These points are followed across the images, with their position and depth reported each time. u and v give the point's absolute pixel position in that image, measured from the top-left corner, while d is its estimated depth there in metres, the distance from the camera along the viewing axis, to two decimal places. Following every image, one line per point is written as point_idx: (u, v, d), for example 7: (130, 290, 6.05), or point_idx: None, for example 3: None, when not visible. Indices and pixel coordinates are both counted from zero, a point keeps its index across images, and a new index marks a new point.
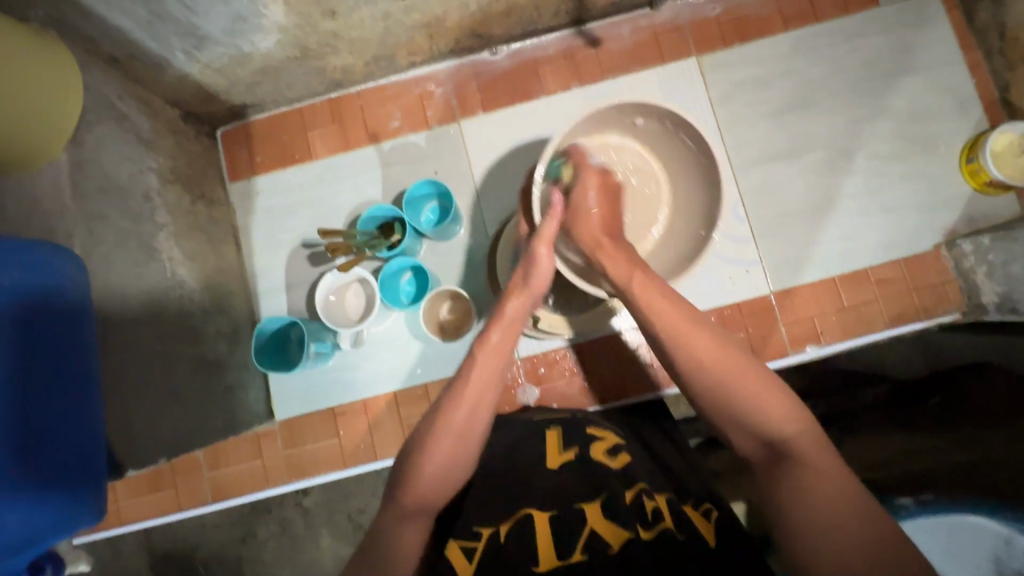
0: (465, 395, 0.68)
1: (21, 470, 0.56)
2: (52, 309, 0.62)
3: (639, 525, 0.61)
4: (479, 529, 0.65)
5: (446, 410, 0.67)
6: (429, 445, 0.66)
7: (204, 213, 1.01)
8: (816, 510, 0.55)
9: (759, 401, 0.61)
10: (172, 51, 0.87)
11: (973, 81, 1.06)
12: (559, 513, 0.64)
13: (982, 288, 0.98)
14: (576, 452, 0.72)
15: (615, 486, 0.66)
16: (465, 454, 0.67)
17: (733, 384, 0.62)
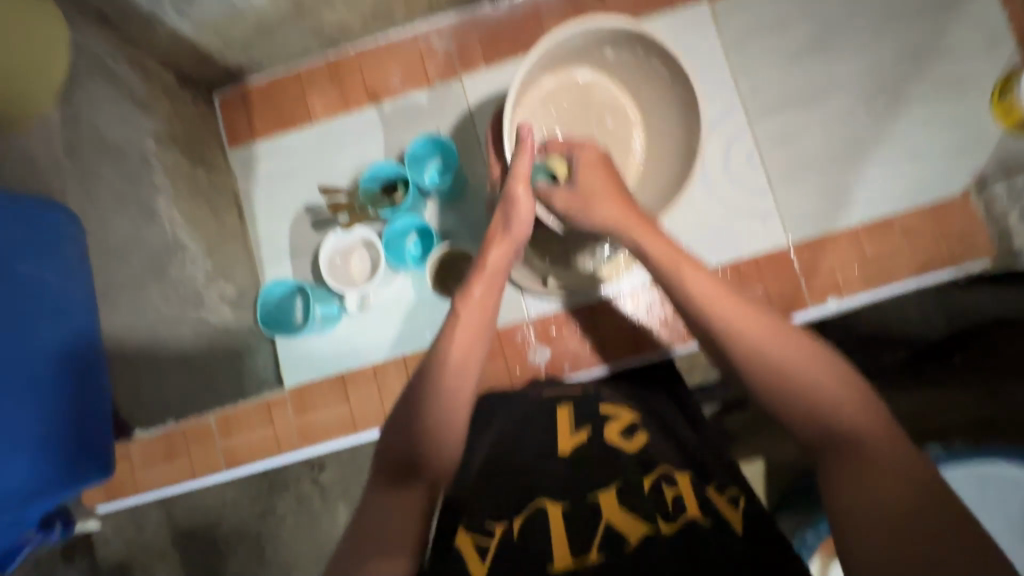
0: (455, 347, 0.66)
1: (23, 424, 0.55)
2: (53, 265, 0.61)
3: (660, 516, 0.55)
4: (491, 525, 0.58)
5: (436, 365, 0.65)
6: (413, 402, 0.63)
7: (204, 178, 0.99)
8: (852, 485, 0.47)
9: (790, 363, 0.54)
10: (162, 7, 0.84)
11: (1006, 14, 1.00)
12: (573, 504, 0.58)
13: (1015, 234, 0.93)
14: (590, 435, 0.66)
15: (632, 473, 0.60)
16: (460, 411, 0.63)
17: (760, 342, 0.56)
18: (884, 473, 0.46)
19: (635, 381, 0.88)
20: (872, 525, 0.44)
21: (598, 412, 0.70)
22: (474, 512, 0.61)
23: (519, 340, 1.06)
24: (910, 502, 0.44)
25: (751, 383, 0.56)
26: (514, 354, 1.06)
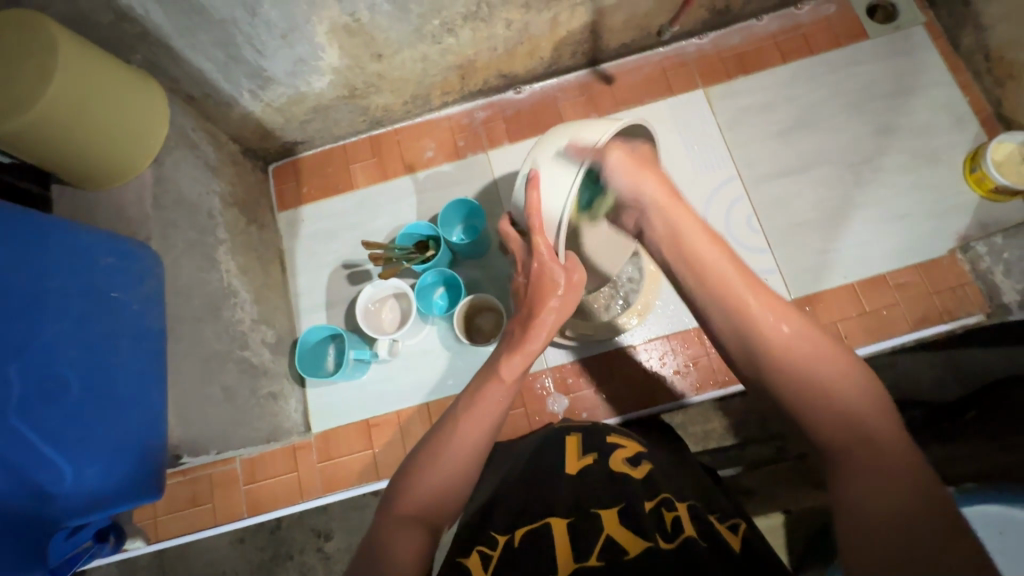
0: (475, 410, 0.68)
1: (98, 430, 0.62)
2: (136, 294, 0.70)
3: (660, 536, 0.58)
4: (496, 535, 0.63)
5: (458, 423, 0.67)
6: (433, 448, 0.65)
7: (256, 234, 1.10)
8: (860, 499, 0.48)
9: (818, 376, 0.55)
10: (241, 92, 1.00)
11: (966, 100, 1.14)
12: (577, 518, 0.62)
13: (1003, 288, 1.00)
14: (596, 457, 0.71)
15: (636, 496, 0.64)
16: (472, 465, 0.65)
17: (799, 356, 0.57)
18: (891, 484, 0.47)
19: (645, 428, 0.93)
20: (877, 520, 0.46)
21: (606, 439, 0.75)
22: (489, 524, 0.65)
23: (539, 388, 1.11)
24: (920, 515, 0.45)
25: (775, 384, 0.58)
26: (534, 401, 1.10)
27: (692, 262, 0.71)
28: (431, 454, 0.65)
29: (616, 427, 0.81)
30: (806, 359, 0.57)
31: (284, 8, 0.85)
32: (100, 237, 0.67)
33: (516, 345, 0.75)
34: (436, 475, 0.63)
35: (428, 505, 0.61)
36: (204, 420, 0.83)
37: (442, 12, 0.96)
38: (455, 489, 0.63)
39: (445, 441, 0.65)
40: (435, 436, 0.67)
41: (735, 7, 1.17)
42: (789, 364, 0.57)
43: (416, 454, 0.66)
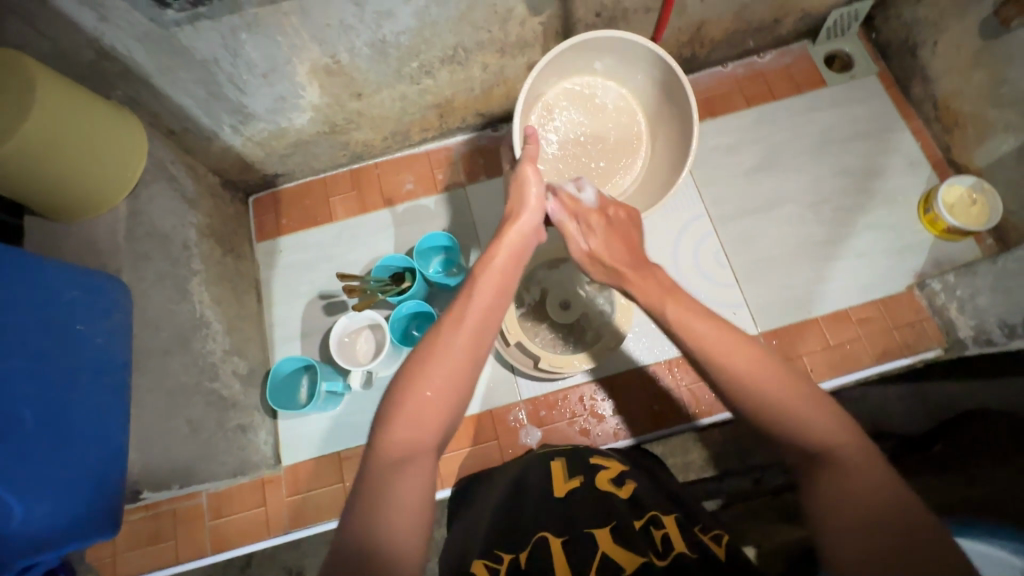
0: (468, 314, 0.64)
1: (53, 467, 0.62)
2: (100, 328, 0.71)
3: (653, 553, 0.57)
4: (500, 554, 0.61)
5: (449, 331, 0.62)
6: (417, 369, 0.59)
7: (232, 265, 1.10)
8: (836, 513, 0.50)
9: (788, 403, 0.56)
10: (221, 127, 1.02)
11: (918, 145, 1.20)
12: (571, 536, 0.61)
13: (957, 323, 1.04)
14: (581, 480, 0.73)
15: (625, 513, 0.64)
16: (467, 374, 0.60)
17: (750, 373, 0.58)
18: (865, 497, 0.50)
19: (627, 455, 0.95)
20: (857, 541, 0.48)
21: (589, 462, 0.77)
22: (483, 546, 0.63)
23: (512, 421, 1.11)
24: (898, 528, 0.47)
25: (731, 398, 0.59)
26: (507, 434, 1.10)
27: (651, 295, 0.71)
28: (418, 371, 0.59)
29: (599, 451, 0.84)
30: (769, 382, 0.57)
31: (265, 51, 0.88)
32: (68, 270, 0.68)
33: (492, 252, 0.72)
34: (432, 394, 0.57)
35: (422, 433, 0.56)
36: (167, 453, 0.82)
37: (420, 56, 1.00)
38: (451, 406, 0.58)
39: (436, 354, 0.59)
40: (424, 347, 0.61)
41: (701, 55, 1.23)
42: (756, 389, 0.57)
43: (402, 373, 0.60)
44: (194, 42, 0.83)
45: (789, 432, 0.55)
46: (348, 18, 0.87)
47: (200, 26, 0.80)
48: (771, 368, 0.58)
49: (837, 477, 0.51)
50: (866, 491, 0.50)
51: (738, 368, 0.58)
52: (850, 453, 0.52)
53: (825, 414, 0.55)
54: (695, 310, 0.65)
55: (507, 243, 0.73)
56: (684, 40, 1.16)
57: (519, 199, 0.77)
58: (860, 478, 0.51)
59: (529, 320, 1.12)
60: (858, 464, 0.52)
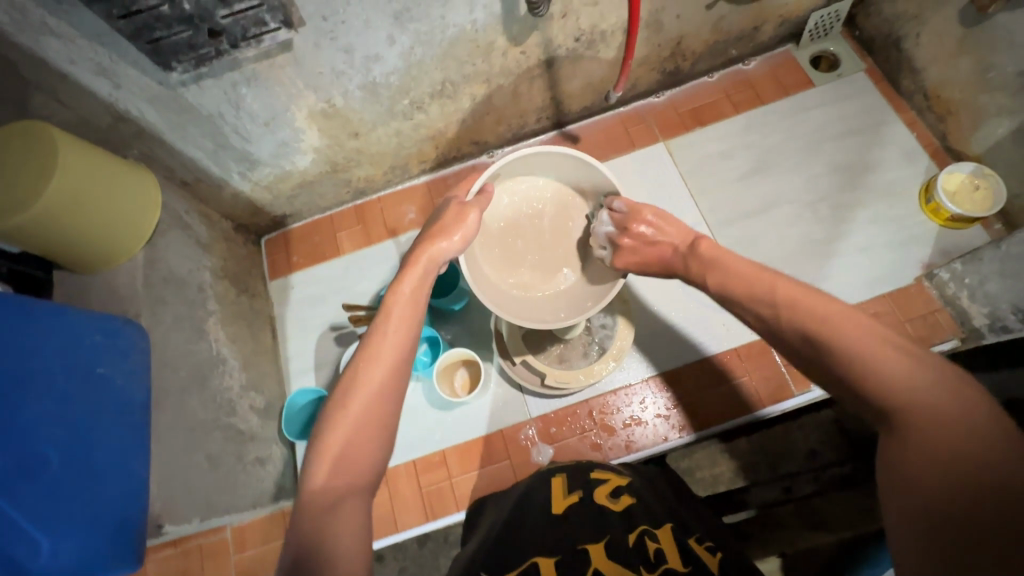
0: (382, 352, 0.66)
1: (77, 503, 0.65)
2: (121, 369, 0.75)
3: (643, 566, 0.59)
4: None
5: (370, 368, 0.65)
6: (343, 410, 0.62)
7: (247, 304, 1.15)
8: (911, 467, 0.50)
9: (869, 359, 0.55)
10: (230, 174, 1.09)
11: (913, 136, 1.20)
12: (564, 555, 0.62)
13: (971, 312, 1.02)
14: (580, 495, 0.73)
15: (618, 528, 0.65)
16: (387, 407, 0.64)
17: (828, 321, 0.60)
18: (941, 454, 0.48)
19: (638, 467, 0.94)
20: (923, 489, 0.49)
21: (589, 477, 0.77)
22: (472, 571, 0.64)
23: (523, 439, 1.11)
24: (959, 475, 0.47)
25: (803, 344, 0.62)
26: (519, 453, 1.10)
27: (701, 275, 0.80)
28: (341, 411, 0.62)
29: (603, 465, 0.84)
30: (853, 337, 0.57)
31: (265, 101, 0.94)
32: (89, 318, 0.73)
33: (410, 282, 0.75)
34: (359, 429, 0.61)
35: (351, 471, 0.59)
36: (188, 486, 0.85)
37: (410, 93, 1.05)
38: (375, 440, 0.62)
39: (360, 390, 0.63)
40: (345, 387, 0.64)
41: (685, 68, 1.26)
42: (837, 340, 0.58)
43: (328, 413, 0.63)
44: (200, 99, 0.90)
45: (867, 387, 0.55)
46: (340, 64, 0.93)
47: (205, 84, 0.87)
48: (850, 318, 0.60)
49: (919, 434, 0.50)
50: (949, 452, 0.48)
51: (814, 326, 0.61)
52: (925, 412, 0.51)
53: (913, 374, 0.53)
54: (741, 280, 0.73)
55: (420, 274, 0.76)
56: (666, 55, 1.20)
57: (442, 230, 0.79)
58: (934, 432, 0.50)
59: (533, 337, 1.13)
60: (946, 424, 0.49)
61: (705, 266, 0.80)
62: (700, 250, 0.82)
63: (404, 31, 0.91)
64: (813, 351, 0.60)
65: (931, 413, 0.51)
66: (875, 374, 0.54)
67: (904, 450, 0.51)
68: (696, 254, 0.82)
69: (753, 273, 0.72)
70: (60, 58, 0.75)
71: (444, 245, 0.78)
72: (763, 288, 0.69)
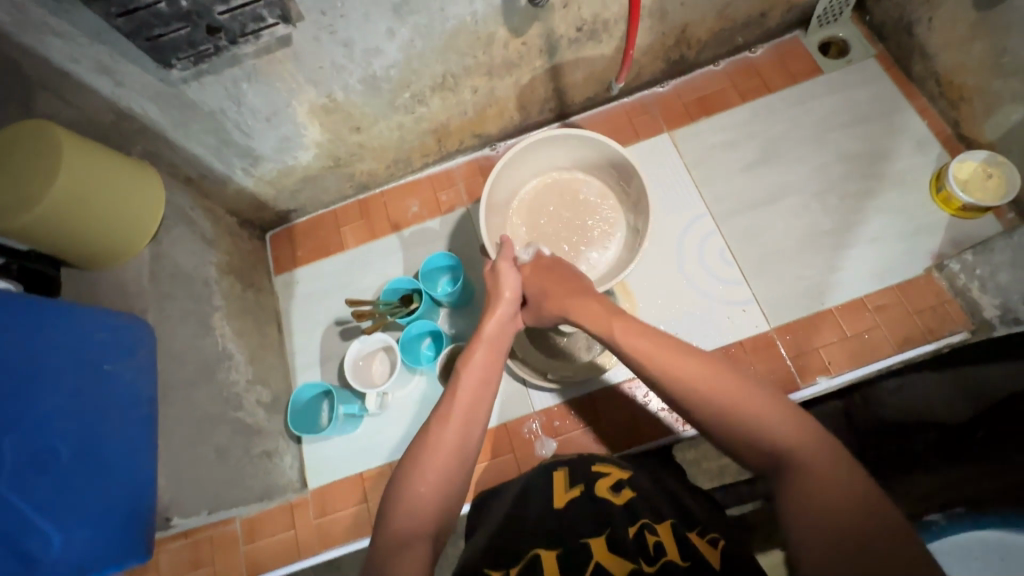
0: (454, 407, 0.68)
1: (86, 497, 0.67)
2: (128, 365, 0.76)
3: (642, 559, 0.60)
4: (488, 570, 0.62)
5: (438, 424, 0.67)
6: (414, 464, 0.64)
7: (252, 299, 1.16)
8: (800, 509, 0.50)
9: (749, 409, 0.58)
10: (234, 170, 1.09)
11: (924, 124, 1.17)
12: (565, 549, 0.63)
13: (982, 303, 1.00)
14: (581, 489, 0.73)
15: (618, 521, 0.65)
16: (457, 463, 0.65)
17: (692, 378, 0.63)
18: (829, 498, 0.49)
19: (642, 460, 0.94)
20: (806, 534, 0.49)
21: (591, 470, 0.78)
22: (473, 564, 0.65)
23: (527, 433, 1.12)
24: (848, 521, 0.47)
25: (684, 402, 0.63)
26: (523, 446, 1.11)
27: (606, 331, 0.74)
28: (412, 467, 0.64)
29: (605, 457, 0.84)
30: (749, 401, 0.59)
31: (265, 97, 0.94)
32: (95, 315, 0.74)
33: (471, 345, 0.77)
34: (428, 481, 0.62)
35: (420, 521, 0.60)
36: (195, 479, 0.87)
37: (411, 86, 1.05)
38: (444, 496, 0.63)
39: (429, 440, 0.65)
40: (417, 445, 0.66)
41: (690, 56, 1.24)
42: (727, 402, 0.59)
43: (402, 468, 0.65)
44: (201, 96, 0.90)
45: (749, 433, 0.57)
46: (339, 58, 0.92)
47: (205, 81, 0.87)
48: (723, 372, 0.62)
49: (817, 482, 0.51)
50: (833, 496, 0.49)
51: (694, 381, 0.62)
52: (816, 461, 0.53)
53: (795, 425, 0.56)
54: (644, 339, 0.69)
55: (487, 336, 0.78)
56: (670, 44, 1.18)
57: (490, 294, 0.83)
58: (821, 478, 0.51)
59: (536, 331, 1.13)
60: (825, 465, 0.52)
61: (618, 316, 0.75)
62: (613, 303, 0.77)
63: (404, 24, 0.91)
64: (706, 404, 0.61)
65: (817, 461, 0.52)
66: (763, 427, 0.57)
67: (799, 501, 0.51)
68: (610, 306, 0.77)
69: (661, 340, 0.68)
70: (61, 57, 0.76)
71: (502, 307, 0.81)
72: (658, 353, 0.67)
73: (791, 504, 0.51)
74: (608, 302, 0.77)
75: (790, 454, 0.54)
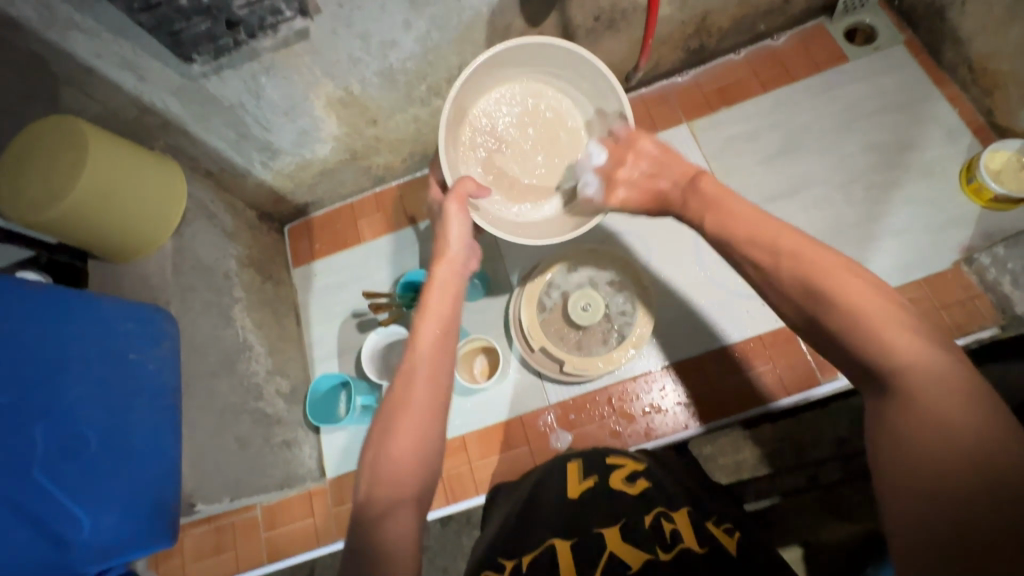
0: (416, 368, 0.68)
1: (114, 482, 0.69)
2: (152, 355, 0.78)
3: (660, 548, 0.59)
4: (504, 560, 0.63)
5: (407, 386, 0.67)
6: (384, 433, 0.64)
7: (272, 291, 1.18)
8: (907, 427, 0.49)
9: (867, 313, 0.53)
10: (253, 164, 1.11)
11: (954, 112, 1.14)
12: (581, 538, 0.63)
13: (1013, 298, 0.97)
14: (597, 479, 0.73)
15: (634, 512, 0.65)
16: (428, 424, 0.65)
17: (812, 262, 0.59)
18: (953, 417, 0.47)
19: (660, 454, 0.93)
20: (923, 451, 0.47)
21: (606, 461, 0.77)
22: (491, 553, 0.65)
23: (542, 426, 1.12)
24: (975, 438, 0.45)
25: (782, 291, 0.61)
26: (538, 439, 1.11)
27: (698, 216, 0.73)
28: (382, 436, 0.64)
29: (619, 449, 0.84)
30: (853, 295, 0.55)
31: (283, 90, 0.95)
32: (119, 306, 0.75)
33: (427, 299, 0.76)
34: (406, 444, 0.63)
35: (399, 487, 0.61)
36: (217, 467, 0.89)
37: (427, 78, 1.05)
38: (424, 449, 0.64)
39: (398, 405, 0.65)
40: (386, 412, 0.66)
41: (710, 45, 1.21)
42: (843, 298, 0.55)
43: (373, 435, 0.65)
44: (220, 90, 0.91)
45: (852, 340, 0.54)
46: (356, 51, 0.92)
47: (225, 75, 0.88)
48: (829, 263, 0.58)
49: (925, 403, 0.48)
50: (949, 429, 0.46)
51: (806, 274, 0.58)
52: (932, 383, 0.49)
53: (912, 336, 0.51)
54: (750, 218, 0.67)
55: (439, 286, 0.77)
56: (690, 32, 1.15)
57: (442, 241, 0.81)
58: (935, 395, 0.48)
59: (552, 324, 1.12)
60: (938, 382, 0.49)
61: (705, 204, 0.72)
62: (700, 186, 0.74)
63: (420, 16, 0.90)
64: (800, 289, 0.59)
65: (937, 382, 0.49)
66: (874, 331, 0.52)
67: (912, 415, 0.49)
68: (696, 191, 0.75)
69: (760, 222, 0.66)
70: (85, 53, 0.77)
71: (450, 253, 0.80)
72: (767, 237, 0.64)
73: (900, 415, 0.50)
74: (706, 182, 0.74)
75: (898, 370, 0.51)
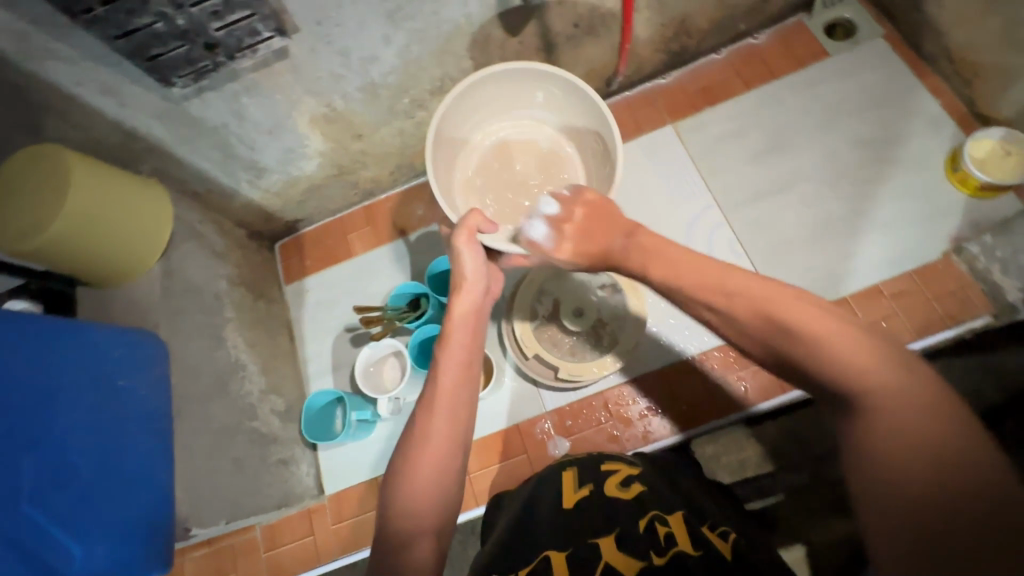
0: (437, 404, 0.67)
1: (106, 510, 0.68)
2: (142, 380, 0.78)
3: (654, 553, 0.59)
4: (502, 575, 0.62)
5: (428, 421, 0.66)
6: (404, 468, 0.64)
7: (264, 310, 1.18)
8: (878, 447, 0.49)
9: (829, 344, 0.54)
10: (240, 183, 1.11)
11: (937, 103, 1.14)
12: (575, 550, 0.62)
13: (1004, 286, 0.98)
14: (591, 488, 0.73)
15: (628, 518, 0.65)
16: (451, 456, 0.65)
17: (762, 296, 0.60)
18: (917, 437, 0.47)
19: (657, 457, 0.93)
20: (893, 467, 0.47)
21: (601, 468, 0.77)
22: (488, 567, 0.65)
23: (539, 433, 1.11)
24: (940, 455, 0.46)
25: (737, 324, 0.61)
26: (537, 447, 1.10)
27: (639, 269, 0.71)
28: (404, 473, 0.63)
29: (612, 454, 0.83)
30: (818, 330, 0.55)
31: (267, 109, 0.95)
32: (109, 332, 0.75)
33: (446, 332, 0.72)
34: (428, 479, 0.63)
35: (418, 520, 0.62)
36: (212, 489, 0.89)
37: (410, 92, 1.05)
38: (444, 482, 0.64)
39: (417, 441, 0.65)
40: (405, 448, 0.65)
41: (691, 46, 1.22)
42: (807, 342, 0.55)
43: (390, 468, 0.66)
44: (203, 112, 0.91)
45: (826, 370, 0.54)
46: (337, 67, 0.93)
47: (206, 97, 0.88)
48: (780, 295, 0.59)
49: (892, 423, 0.49)
50: (922, 447, 0.47)
51: (765, 310, 0.59)
52: (898, 405, 0.49)
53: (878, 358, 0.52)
54: (689, 266, 0.66)
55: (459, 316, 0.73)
56: (670, 35, 1.16)
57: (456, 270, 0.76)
58: (899, 415, 0.49)
59: (546, 331, 1.13)
60: (900, 402, 0.49)
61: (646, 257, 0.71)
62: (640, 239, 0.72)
63: (399, 30, 0.91)
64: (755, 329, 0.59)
65: (900, 401, 0.49)
66: (840, 362, 0.53)
67: (885, 435, 0.49)
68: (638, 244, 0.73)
69: (707, 267, 0.65)
70: (66, 82, 0.77)
71: (464, 287, 0.75)
72: (714, 280, 0.64)
73: (867, 436, 0.50)
74: (646, 236, 0.73)
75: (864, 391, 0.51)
